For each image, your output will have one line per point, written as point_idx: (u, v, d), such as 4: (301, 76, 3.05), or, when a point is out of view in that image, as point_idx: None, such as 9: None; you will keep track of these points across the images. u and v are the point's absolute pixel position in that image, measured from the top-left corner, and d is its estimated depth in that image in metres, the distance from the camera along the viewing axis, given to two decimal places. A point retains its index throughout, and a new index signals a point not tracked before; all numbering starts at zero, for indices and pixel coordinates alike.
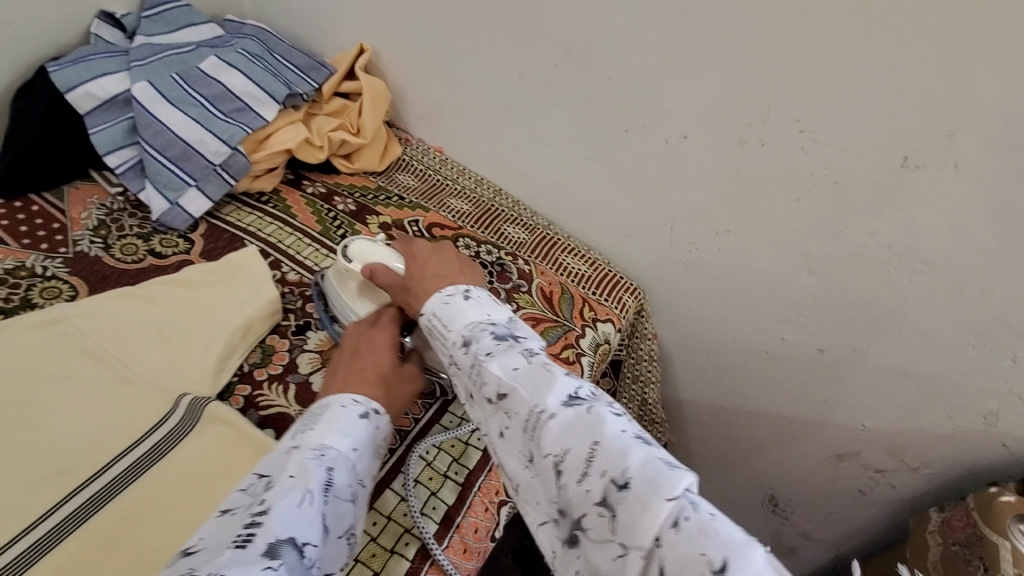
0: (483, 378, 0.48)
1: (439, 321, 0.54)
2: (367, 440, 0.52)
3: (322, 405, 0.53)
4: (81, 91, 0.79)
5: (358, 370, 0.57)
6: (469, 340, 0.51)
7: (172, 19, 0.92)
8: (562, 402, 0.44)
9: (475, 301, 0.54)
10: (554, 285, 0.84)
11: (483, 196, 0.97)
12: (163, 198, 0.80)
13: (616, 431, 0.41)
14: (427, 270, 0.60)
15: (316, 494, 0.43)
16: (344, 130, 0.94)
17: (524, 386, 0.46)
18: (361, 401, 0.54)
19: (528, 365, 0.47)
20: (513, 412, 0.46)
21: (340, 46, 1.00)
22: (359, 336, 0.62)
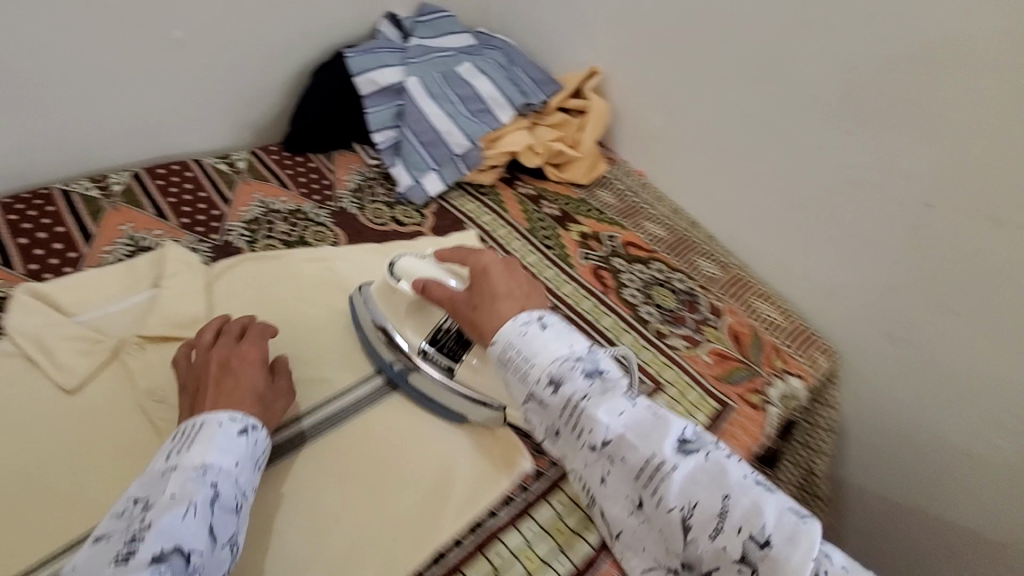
0: (588, 424, 0.52)
1: (517, 353, 0.56)
2: (250, 452, 0.53)
3: (195, 423, 0.53)
4: (368, 77, 0.94)
5: (229, 389, 0.57)
6: (557, 380, 0.54)
7: (439, 24, 1.06)
8: (678, 453, 0.50)
9: (551, 328, 0.57)
10: (744, 327, 0.84)
11: (679, 225, 0.99)
12: (409, 176, 0.94)
13: (739, 480, 0.48)
14: (498, 291, 0.61)
15: (199, 508, 0.47)
16: (563, 142, 1.02)
17: (634, 436, 0.51)
18: (239, 418, 0.54)
19: (635, 414, 0.53)
20: (625, 459, 0.51)
21: (570, 65, 1.08)
22: (224, 353, 0.61)
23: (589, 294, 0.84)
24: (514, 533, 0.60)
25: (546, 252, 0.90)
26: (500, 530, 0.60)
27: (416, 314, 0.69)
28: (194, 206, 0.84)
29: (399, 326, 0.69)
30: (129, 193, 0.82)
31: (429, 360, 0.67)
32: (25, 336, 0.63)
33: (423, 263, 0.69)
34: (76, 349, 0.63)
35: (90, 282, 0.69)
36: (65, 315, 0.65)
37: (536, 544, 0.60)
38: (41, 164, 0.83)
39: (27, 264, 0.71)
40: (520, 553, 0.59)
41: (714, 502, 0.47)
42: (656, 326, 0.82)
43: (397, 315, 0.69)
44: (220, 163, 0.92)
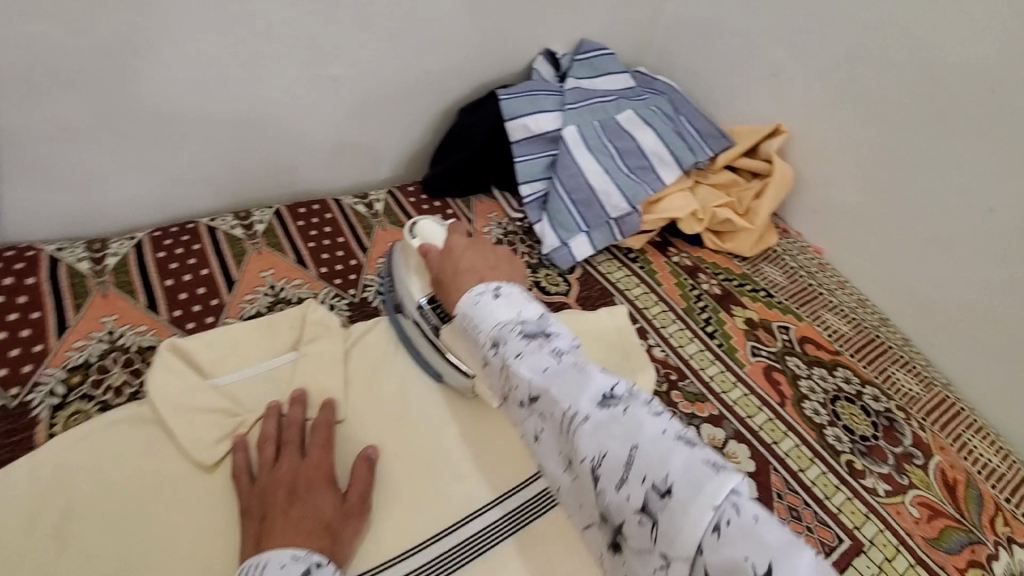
0: (514, 379, 0.45)
1: (468, 320, 0.51)
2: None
3: (257, 563, 0.45)
4: (520, 123, 0.85)
5: (296, 518, 0.49)
6: (497, 340, 0.47)
7: (599, 64, 0.95)
8: (597, 405, 0.41)
9: (505, 298, 0.51)
10: (959, 472, 0.68)
11: (865, 321, 0.83)
12: (555, 236, 0.84)
13: (656, 435, 0.38)
14: (461, 264, 0.59)
15: None
16: (730, 208, 0.89)
17: (555, 388, 0.42)
18: (302, 555, 0.46)
19: (558, 367, 0.43)
20: (549, 416, 0.43)
21: (746, 119, 0.95)
22: (293, 468, 0.53)
23: (762, 404, 0.71)
24: None
25: (708, 341, 0.77)
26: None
27: (422, 270, 0.68)
28: (333, 253, 0.79)
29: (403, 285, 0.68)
30: (271, 233, 0.79)
31: (424, 316, 0.65)
32: (165, 400, 0.57)
33: (442, 230, 0.67)
34: (210, 422, 0.57)
35: (230, 339, 0.64)
36: (203, 377, 0.61)
37: None
38: (190, 197, 0.81)
39: (171, 309, 0.68)
40: None
41: (620, 453, 0.38)
42: (849, 457, 0.67)
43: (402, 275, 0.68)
44: (359, 203, 0.86)
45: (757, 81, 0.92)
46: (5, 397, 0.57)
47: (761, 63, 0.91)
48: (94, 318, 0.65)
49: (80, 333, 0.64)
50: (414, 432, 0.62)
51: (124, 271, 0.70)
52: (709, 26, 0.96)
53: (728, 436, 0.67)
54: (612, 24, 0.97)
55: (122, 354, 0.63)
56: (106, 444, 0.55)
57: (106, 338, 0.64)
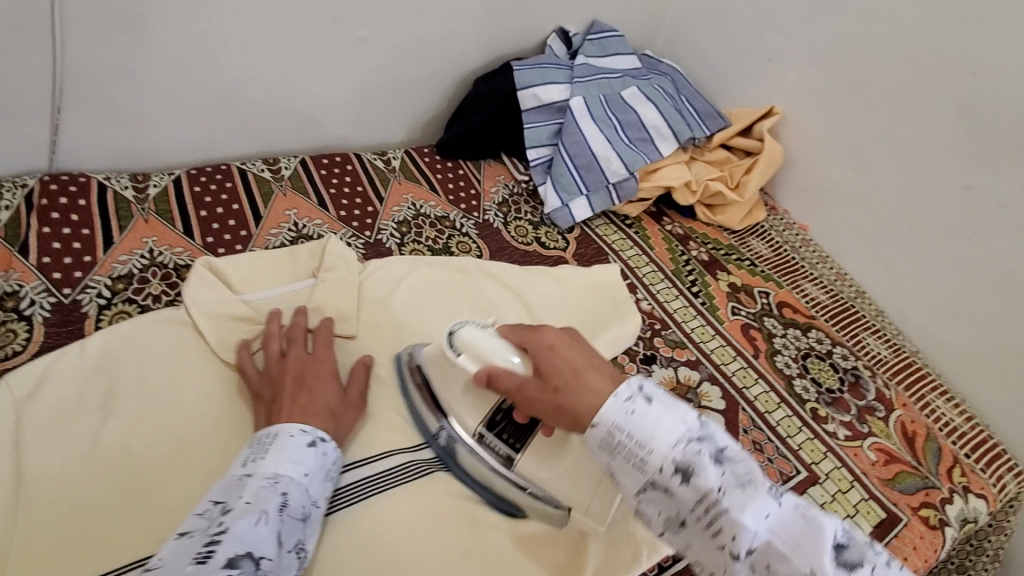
0: (724, 525, 0.40)
1: (627, 437, 0.42)
2: (320, 465, 0.51)
3: (270, 432, 0.51)
4: (532, 92, 0.92)
5: (304, 401, 0.55)
6: (685, 471, 0.41)
7: (608, 44, 1.01)
8: (839, 564, 0.38)
9: (659, 402, 0.43)
10: (919, 426, 0.73)
11: (842, 291, 0.89)
12: (558, 198, 0.90)
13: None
14: (576, 362, 0.48)
15: (271, 516, 0.44)
16: (723, 182, 0.94)
17: (792, 547, 0.39)
18: (309, 430, 0.52)
19: (784, 518, 0.40)
20: (781, 573, 0.39)
21: (744, 102, 1.01)
22: (299, 362, 0.60)
23: (737, 354, 0.77)
24: None
25: (692, 299, 0.84)
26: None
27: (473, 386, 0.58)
28: (352, 200, 0.86)
29: (455, 403, 0.59)
30: (296, 178, 0.86)
31: (484, 445, 0.57)
32: (197, 305, 0.64)
33: (491, 336, 0.55)
34: (238, 328, 0.65)
35: (257, 262, 0.71)
36: (233, 292, 0.68)
37: None
38: (225, 142, 0.89)
39: (205, 236, 0.75)
40: None
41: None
42: (813, 405, 0.73)
43: (453, 391, 0.59)
44: (377, 159, 0.94)
45: (756, 67, 0.98)
46: (59, 295, 0.65)
47: (761, 48, 0.97)
48: (136, 238, 0.73)
49: (125, 249, 0.71)
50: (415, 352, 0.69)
51: (164, 200, 0.78)
52: (715, 13, 1.02)
53: (702, 378, 0.73)
54: (623, 7, 1.04)
55: (161, 269, 0.70)
56: (144, 338, 0.62)
57: (146, 255, 0.71)
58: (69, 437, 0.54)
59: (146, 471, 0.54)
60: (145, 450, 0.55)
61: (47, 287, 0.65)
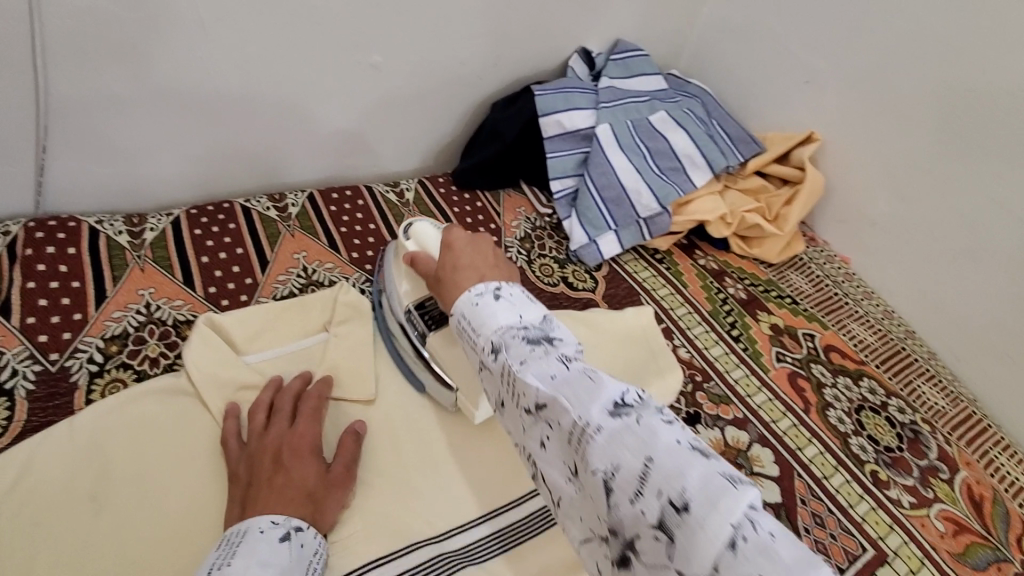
0: (516, 385, 0.39)
1: (465, 323, 0.45)
2: (295, 561, 0.45)
3: (239, 529, 0.46)
4: (555, 119, 0.86)
5: (280, 486, 0.49)
6: (499, 346, 0.42)
7: (633, 65, 0.95)
8: (608, 413, 0.35)
9: (506, 299, 0.45)
10: (985, 489, 0.68)
11: (891, 332, 0.83)
12: (584, 233, 0.84)
13: (671, 444, 0.33)
14: (460, 260, 0.55)
15: None
16: (760, 213, 0.88)
17: (564, 396, 0.36)
18: (281, 521, 0.47)
19: (567, 373, 0.38)
20: (556, 424, 0.37)
21: (778, 125, 0.95)
22: (280, 437, 0.53)
23: (787, 409, 0.71)
24: None
25: (733, 344, 0.78)
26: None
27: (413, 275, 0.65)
28: (364, 239, 0.80)
29: (396, 285, 0.66)
30: (304, 216, 0.80)
31: (411, 322, 0.63)
32: (200, 372, 0.58)
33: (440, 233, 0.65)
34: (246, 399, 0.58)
35: (266, 317, 0.65)
36: (237, 354, 0.61)
37: None
38: (227, 176, 0.82)
39: (206, 286, 0.69)
40: None
41: (634, 463, 0.33)
42: (873, 467, 0.67)
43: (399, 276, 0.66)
44: (389, 192, 0.87)
45: (791, 88, 0.92)
46: (45, 362, 0.59)
47: (797, 69, 0.91)
48: (131, 290, 0.66)
49: (119, 304, 0.65)
50: (440, 417, 0.63)
51: (162, 246, 0.71)
52: (745, 30, 0.96)
53: (751, 439, 0.67)
54: (648, 24, 0.97)
55: (158, 327, 0.64)
56: (141, 415, 0.55)
57: (143, 310, 0.65)
58: (57, 538, 0.48)
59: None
60: (144, 550, 0.49)
61: (32, 353, 0.59)
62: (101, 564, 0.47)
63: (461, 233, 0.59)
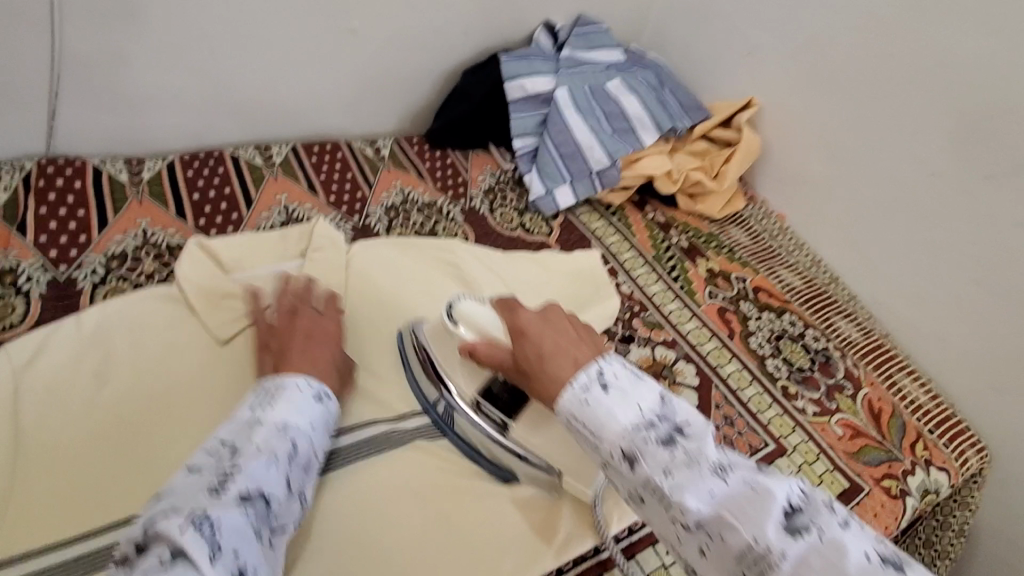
0: (675, 506, 0.40)
1: (582, 425, 0.44)
2: (321, 417, 0.54)
3: (275, 384, 0.55)
4: (518, 83, 0.95)
5: (312, 357, 0.60)
6: (632, 454, 0.42)
7: (594, 37, 1.04)
8: (785, 532, 0.37)
9: (614, 389, 0.44)
10: (885, 403, 0.76)
11: (816, 278, 0.92)
12: (542, 185, 0.93)
13: (861, 562, 0.35)
14: (542, 349, 0.49)
15: (280, 460, 0.47)
16: (703, 172, 0.97)
17: (735, 516, 0.38)
18: (312, 385, 0.56)
19: (728, 489, 0.39)
20: (722, 541, 0.38)
21: (725, 94, 1.04)
22: (307, 322, 0.63)
23: (712, 334, 0.80)
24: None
25: (671, 283, 0.87)
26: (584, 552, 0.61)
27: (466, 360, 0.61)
28: (341, 186, 0.88)
29: (450, 374, 0.62)
30: (287, 164, 0.88)
31: (482, 413, 0.60)
32: (189, 281, 0.67)
33: (484, 306, 0.60)
34: (229, 305, 0.66)
35: (249, 242, 0.73)
36: (223, 271, 0.70)
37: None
38: (217, 127, 0.91)
39: (197, 218, 0.78)
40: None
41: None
42: (784, 383, 0.76)
43: (448, 361, 0.62)
44: (367, 147, 0.96)
45: (736, 60, 1.01)
46: (55, 272, 0.67)
47: (741, 43, 1.00)
48: (130, 219, 0.75)
49: (119, 229, 0.73)
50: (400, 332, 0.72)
51: (158, 184, 0.80)
52: (698, 8, 1.05)
53: (677, 357, 0.76)
54: (610, 1, 1.06)
55: (154, 249, 0.72)
56: (138, 311, 0.64)
57: (140, 235, 0.73)
58: (65, 402, 0.56)
59: (140, 436, 0.56)
60: (139, 417, 0.57)
61: (44, 264, 0.68)
62: (102, 422, 0.56)
63: (522, 308, 0.54)
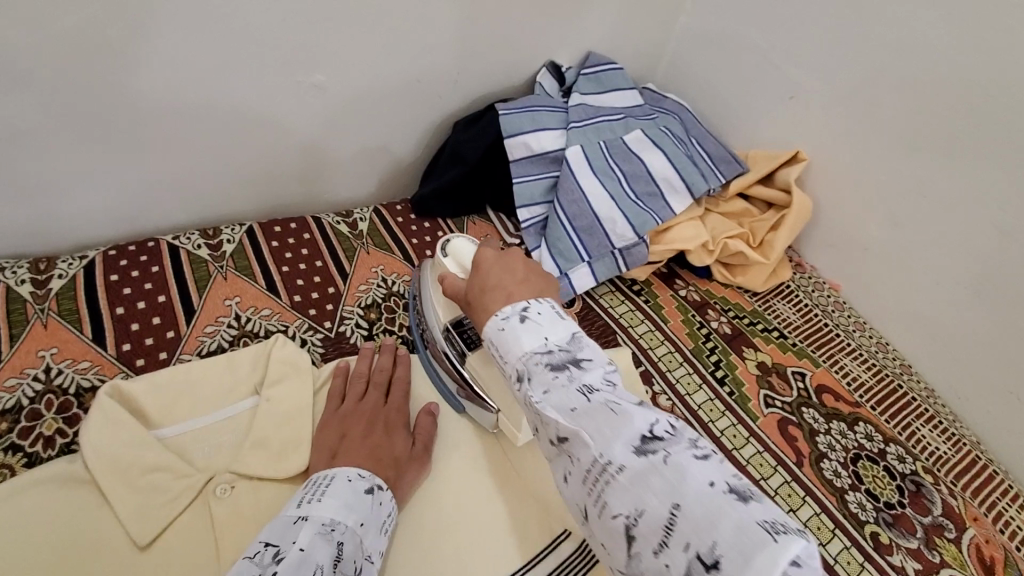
0: (540, 419, 0.41)
1: (490, 346, 0.47)
2: (375, 514, 0.48)
3: (327, 475, 0.49)
4: (522, 141, 0.78)
5: (373, 449, 0.53)
6: (522, 374, 0.43)
7: (606, 79, 0.88)
8: (634, 452, 0.35)
9: (532, 320, 0.45)
10: (998, 551, 0.61)
11: (886, 368, 0.77)
12: (555, 266, 0.77)
13: (701, 489, 0.33)
14: (488, 280, 0.52)
15: (325, 573, 0.40)
16: (743, 239, 0.82)
17: (586, 431, 0.37)
18: (367, 476, 0.50)
19: (589, 407, 0.38)
20: (576, 460, 0.38)
21: (760, 141, 0.89)
22: (374, 408, 0.58)
23: (777, 463, 0.64)
24: None
25: (718, 388, 0.71)
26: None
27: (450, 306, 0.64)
28: (309, 279, 0.71)
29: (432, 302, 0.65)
30: (241, 255, 0.71)
31: (450, 341, 0.62)
32: (98, 454, 0.49)
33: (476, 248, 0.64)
34: (152, 483, 0.49)
35: (184, 381, 0.56)
36: (149, 428, 0.53)
37: None
38: (155, 210, 0.74)
39: (120, 343, 0.60)
40: None
41: (659, 510, 0.33)
42: (874, 529, 0.61)
43: (433, 290, 0.66)
44: (340, 222, 0.79)
45: (772, 103, 0.86)
46: None
47: (779, 83, 0.84)
48: (29, 352, 0.57)
49: (13, 369, 0.56)
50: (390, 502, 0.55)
51: (70, 297, 0.62)
52: (725, 41, 0.89)
53: None
54: (620, 35, 0.91)
55: (58, 397, 0.55)
56: (27, 510, 0.47)
57: (41, 377, 0.56)
58: None
59: None
60: None
61: None
62: None
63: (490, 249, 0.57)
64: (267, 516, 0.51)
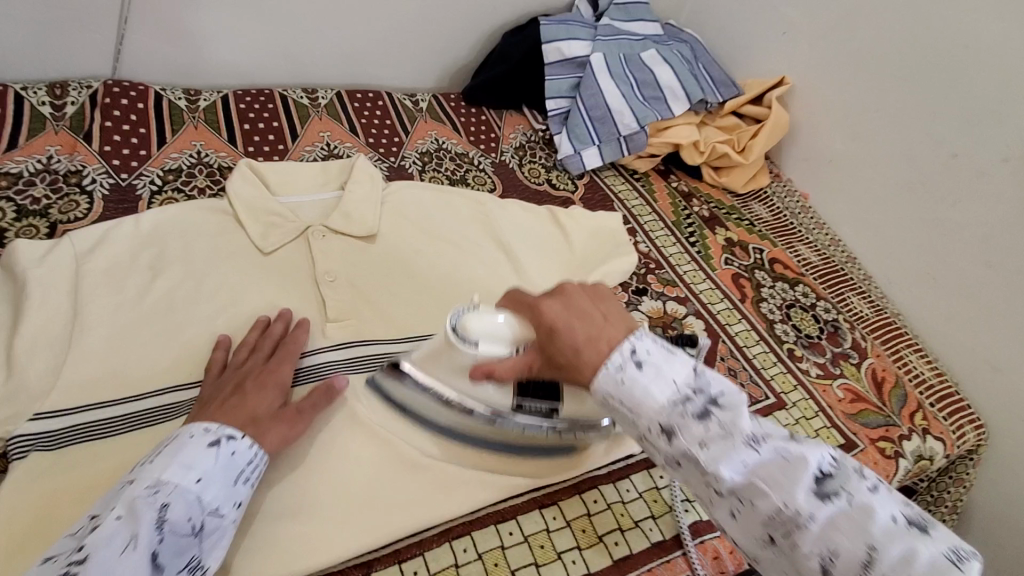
0: (704, 473, 0.41)
1: (618, 401, 0.44)
2: (224, 467, 0.46)
3: (172, 433, 0.47)
4: (556, 46, 0.98)
5: (231, 406, 0.51)
6: (667, 425, 0.42)
7: (633, 9, 1.07)
8: (816, 497, 0.38)
9: (648, 361, 0.44)
10: (889, 373, 0.78)
11: (834, 256, 0.94)
12: (570, 146, 0.96)
13: (889, 525, 0.36)
14: (578, 339, 0.46)
15: (143, 539, 0.40)
16: (730, 145, 0.99)
17: (764, 483, 0.39)
18: (214, 428, 0.48)
19: (761, 458, 0.39)
20: (754, 506, 0.39)
21: (759, 71, 1.05)
22: (252, 368, 0.56)
23: (724, 297, 0.83)
24: (576, 502, 0.60)
25: (689, 247, 0.89)
26: (599, 480, 0.62)
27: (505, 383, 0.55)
28: (380, 130, 0.93)
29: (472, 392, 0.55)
30: (332, 106, 0.93)
31: (528, 412, 0.55)
32: (237, 197, 0.72)
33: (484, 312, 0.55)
34: (272, 219, 0.71)
35: (292, 170, 0.77)
36: (271, 193, 0.74)
37: (630, 505, 0.61)
38: (269, 67, 0.96)
39: (247, 146, 0.83)
40: (615, 509, 0.60)
41: (858, 553, 0.36)
42: (790, 346, 0.79)
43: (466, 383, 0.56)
44: (406, 99, 0.99)
45: (769, 37, 1.02)
46: (117, 178, 0.74)
47: (777, 21, 1.00)
48: (186, 140, 0.81)
49: (176, 148, 0.79)
50: (428, 263, 0.74)
51: (213, 112, 0.85)
52: None
53: (688, 312, 0.80)
54: None
55: (206, 169, 0.78)
56: (189, 218, 0.69)
57: (194, 155, 0.79)
58: (118, 285, 0.61)
59: (185, 321, 0.62)
60: (187, 306, 0.63)
61: (107, 170, 0.74)
62: (151, 304, 0.61)
63: (547, 301, 0.50)
64: (343, 253, 0.71)
